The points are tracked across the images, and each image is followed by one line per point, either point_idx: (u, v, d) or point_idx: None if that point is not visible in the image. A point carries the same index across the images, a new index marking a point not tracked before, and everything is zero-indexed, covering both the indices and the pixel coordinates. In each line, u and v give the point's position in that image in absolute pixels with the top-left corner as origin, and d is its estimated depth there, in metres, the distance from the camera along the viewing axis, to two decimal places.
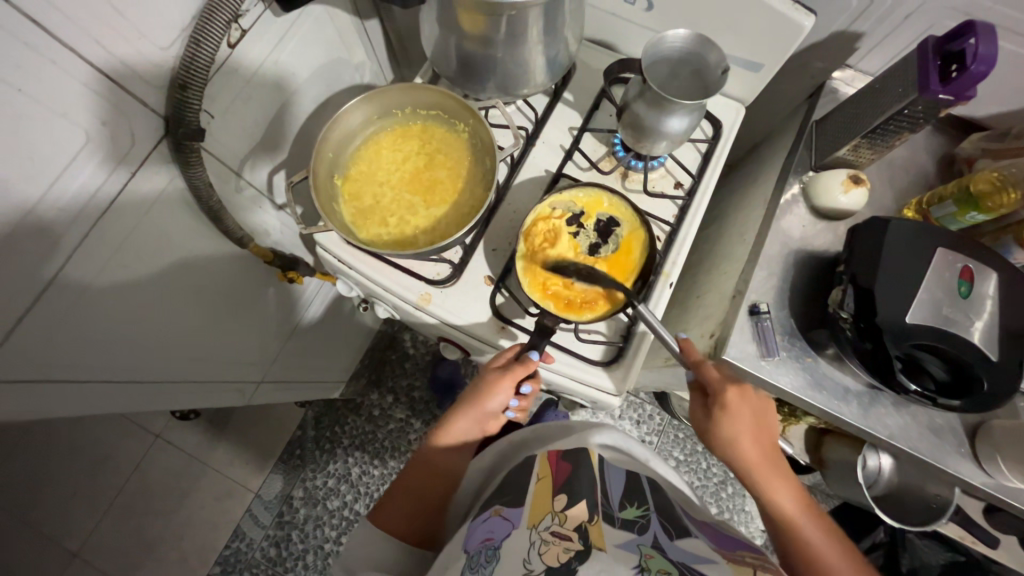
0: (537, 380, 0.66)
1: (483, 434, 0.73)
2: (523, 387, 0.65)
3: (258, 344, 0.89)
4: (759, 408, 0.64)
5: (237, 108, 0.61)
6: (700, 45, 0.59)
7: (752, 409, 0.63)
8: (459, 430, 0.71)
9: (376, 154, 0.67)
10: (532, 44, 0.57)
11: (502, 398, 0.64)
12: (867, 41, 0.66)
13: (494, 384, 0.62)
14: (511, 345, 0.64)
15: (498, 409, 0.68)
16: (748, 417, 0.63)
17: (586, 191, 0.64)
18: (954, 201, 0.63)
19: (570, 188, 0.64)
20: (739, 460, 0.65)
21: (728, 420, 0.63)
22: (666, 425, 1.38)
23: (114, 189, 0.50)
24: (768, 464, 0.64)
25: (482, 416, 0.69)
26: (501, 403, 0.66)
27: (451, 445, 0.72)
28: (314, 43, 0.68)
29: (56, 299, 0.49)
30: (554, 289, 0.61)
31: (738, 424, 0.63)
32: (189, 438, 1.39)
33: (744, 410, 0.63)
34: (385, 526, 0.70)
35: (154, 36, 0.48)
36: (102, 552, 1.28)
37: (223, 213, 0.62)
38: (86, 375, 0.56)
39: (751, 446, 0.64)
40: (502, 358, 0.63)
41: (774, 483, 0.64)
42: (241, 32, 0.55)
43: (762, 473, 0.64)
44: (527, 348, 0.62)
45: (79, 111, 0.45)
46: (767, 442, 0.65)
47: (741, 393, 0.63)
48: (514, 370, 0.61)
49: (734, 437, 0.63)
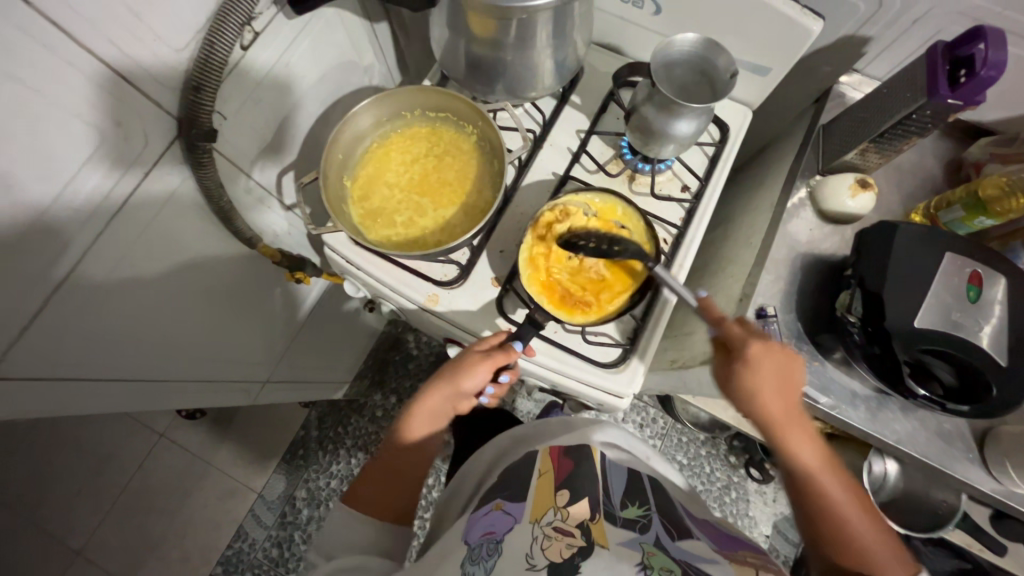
0: (515, 371, 0.65)
1: (455, 415, 0.70)
2: (500, 376, 0.65)
3: (265, 344, 0.90)
4: (784, 361, 0.56)
5: (248, 110, 0.61)
6: (709, 49, 0.59)
7: (777, 363, 0.56)
8: (432, 409, 0.68)
9: (385, 156, 0.68)
10: (542, 48, 0.58)
11: (480, 380, 0.63)
12: (874, 45, 0.67)
13: (473, 366, 0.61)
14: (496, 332, 0.64)
15: (474, 392, 0.66)
16: (771, 371, 0.56)
17: (602, 197, 0.64)
18: (962, 206, 0.63)
19: (588, 191, 0.64)
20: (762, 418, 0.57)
21: (751, 376, 0.55)
22: (669, 428, 1.37)
23: (127, 189, 0.51)
24: (794, 423, 0.57)
25: (457, 397, 0.66)
26: (478, 386, 0.64)
27: (423, 425, 0.68)
28: (325, 45, 0.69)
29: (69, 297, 0.50)
30: (551, 285, 0.62)
31: (762, 380, 0.55)
32: (193, 438, 1.39)
33: (768, 363, 0.55)
34: (360, 505, 0.65)
35: (169, 39, 0.49)
36: (106, 549, 1.29)
37: (233, 213, 0.62)
38: (96, 373, 0.57)
39: (777, 404, 0.56)
40: (487, 341, 0.62)
41: (800, 446, 0.57)
42: (254, 35, 0.55)
43: (786, 432, 0.57)
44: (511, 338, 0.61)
45: (95, 112, 0.45)
46: (794, 400, 0.57)
47: (764, 346, 0.56)
48: (495, 355, 0.60)
49: (757, 393, 0.55)
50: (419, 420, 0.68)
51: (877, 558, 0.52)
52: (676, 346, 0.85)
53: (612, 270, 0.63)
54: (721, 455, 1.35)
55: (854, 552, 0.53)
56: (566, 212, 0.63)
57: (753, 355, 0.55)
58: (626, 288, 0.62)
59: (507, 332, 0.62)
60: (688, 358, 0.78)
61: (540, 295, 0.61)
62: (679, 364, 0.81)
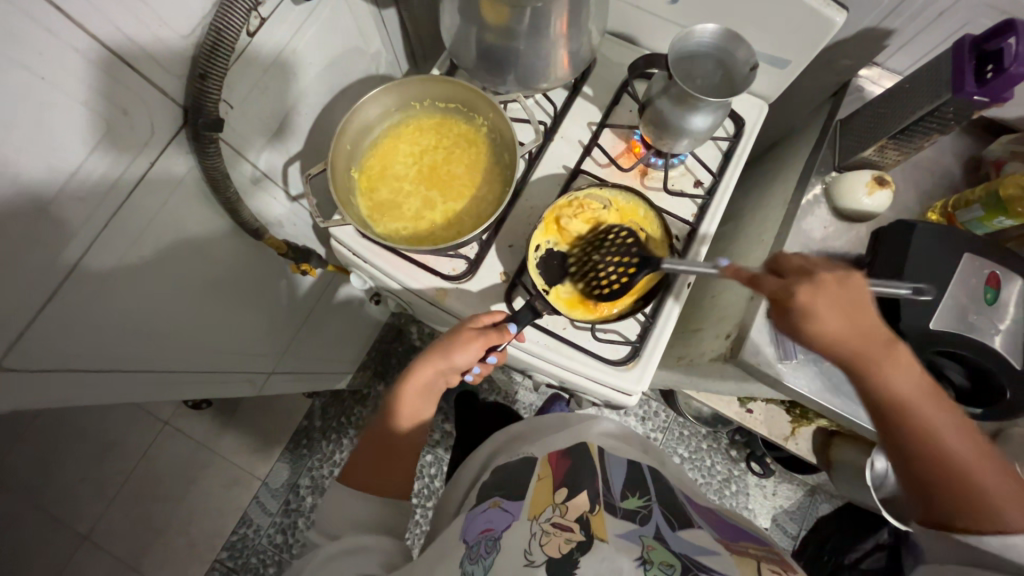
0: (504, 354, 0.64)
1: (444, 386, 0.72)
2: (488, 357, 0.64)
3: (269, 335, 0.89)
4: (847, 291, 0.51)
5: (254, 99, 0.60)
6: (729, 40, 0.57)
7: (842, 295, 0.51)
8: (421, 381, 0.68)
9: (394, 147, 0.66)
10: (556, 37, 0.56)
11: (471, 356, 0.63)
12: (896, 38, 0.65)
13: (466, 342, 0.61)
14: (489, 311, 0.63)
15: (464, 368, 0.66)
16: (837, 307, 0.50)
17: (625, 196, 0.64)
18: (981, 205, 0.62)
19: (613, 187, 0.63)
20: (841, 355, 0.52)
21: (817, 316, 0.51)
22: (671, 421, 1.37)
23: (133, 179, 0.50)
24: (879, 356, 0.51)
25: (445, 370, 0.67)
26: (469, 363, 0.65)
27: (413, 396, 0.69)
28: (332, 31, 0.67)
29: (75, 289, 0.49)
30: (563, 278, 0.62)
31: (830, 319, 0.50)
32: (196, 426, 1.39)
33: (832, 296, 0.51)
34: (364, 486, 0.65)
35: (176, 25, 0.47)
36: (113, 533, 1.31)
37: (239, 204, 0.61)
38: (102, 364, 0.56)
39: (855, 339, 0.51)
40: (480, 320, 0.62)
41: (895, 385, 0.51)
42: (261, 21, 0.54)
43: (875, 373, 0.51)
44: (506, 319, 0.61)
45: (99, 99, 0.44)
46: (874, 330, 0.51)
47: (819, 280, 0.51)
48: (488, 334, 0.60)
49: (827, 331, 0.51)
50: (409, 391, 0.69)
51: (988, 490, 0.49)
52: (683, 342, 0.85)
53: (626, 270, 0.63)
54: (722, 449, 1.36)
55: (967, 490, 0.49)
56: (587, 207, 0.63)
57: (811, 292, 0.51)
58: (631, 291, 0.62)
59: (502, 313, 0.62)
60: (696, 355, 0.78)
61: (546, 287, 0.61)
62: (686, 361, 0.81)
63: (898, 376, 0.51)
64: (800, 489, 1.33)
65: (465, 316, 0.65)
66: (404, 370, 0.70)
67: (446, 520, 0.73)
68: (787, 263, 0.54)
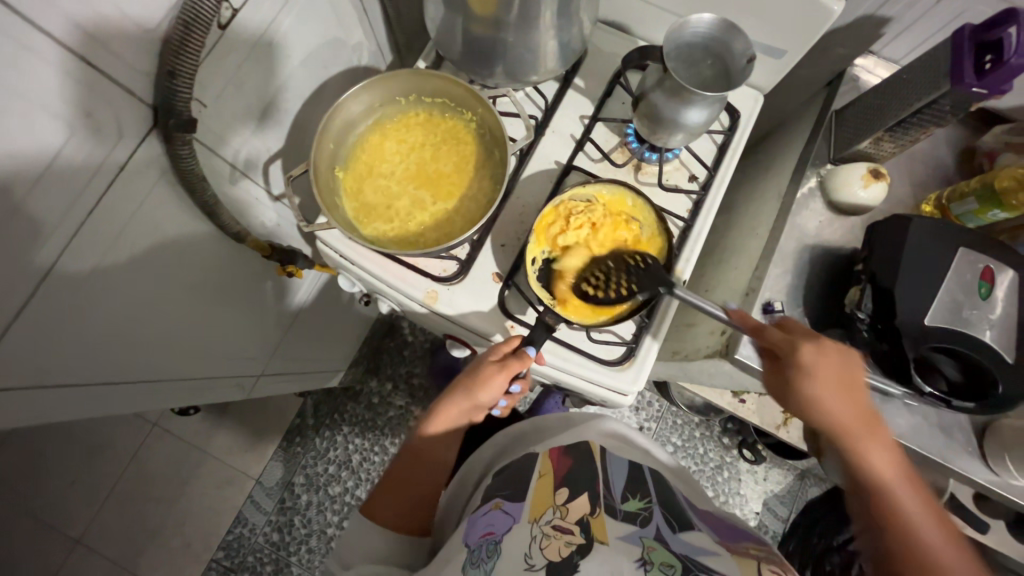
0: (527, 380, 0.65)
1: (469, 423, 0.72)
2: (512, 386, 0.65)
3: (257, 337, 0.87)
4: (842, 363, 0.55)
5: (229, 95, 0.57)
6: (724, 31, 0.55)
7: (837, 366, 0.54)
8: (448, 419, 0.69)
9: (378, 145, 0.64)
10: (546, 28, 0.54)
11: (496, 388, 0.62)
12: (893, 26, 0.64)
13: (490, 375, 0.61)
14: (506, 338, 0.62)
15: (490, 404, 0.67)
16: (833, 372, 0.54)
17: (610, 188, 0.62)
18: (976, 198, 0.61)
19: (594, 182, 0.61)
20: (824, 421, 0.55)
21: (811, 377, 0.54)
22: (665, 411, 1.38)
23: (102, 185, 0.47)
24: (860, 428, 0.55)
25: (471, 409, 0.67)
26: (493, 397, 0.65)
27: (440, 435, 0.70)
28: (310, 22, 0.64)
29: (47, 303, 0.46)
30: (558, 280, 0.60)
31: (820, 382, 0.54)
32: (185, 427, 1.37)
33: (827, 362, 0.54)
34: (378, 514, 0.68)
35: (137, 17, 0.44)
36: (105, 536, 1.29)
37: (219, 207, 0.58)
38: (84, 378, 0.54)
39: (842, 409, 0.54)
40: (500, 350, 0.61)
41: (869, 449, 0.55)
42: (233, 12, 0.51)
43: (855, 438, 0.55)
44: (524, 343, 0.60)
45: (59, 102, 0.41)
46: (862, 406, 0.55)
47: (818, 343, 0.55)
48: (510, 364, 0.59)
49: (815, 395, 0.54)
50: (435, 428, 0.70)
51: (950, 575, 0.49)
52: (678, 338, 0.85)
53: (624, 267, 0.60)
54: (714, 436, 1.37)
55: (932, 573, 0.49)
56: (570, 209, 0.61)
57: (810, 355, 0.54)
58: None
59: (519, 337, 0.61)
60: (691, 350, 0.78)
61: (558, 304, 0.59)
62: (681, 355, 0.81)
63: (879, 456, 0.54)
64: (790, 472, 1.35)
65: (486, 348, 0.65)
66: (431, 408, 0.71)
67: (450, 529, 0.73)
68: (790, 323, 0.58)
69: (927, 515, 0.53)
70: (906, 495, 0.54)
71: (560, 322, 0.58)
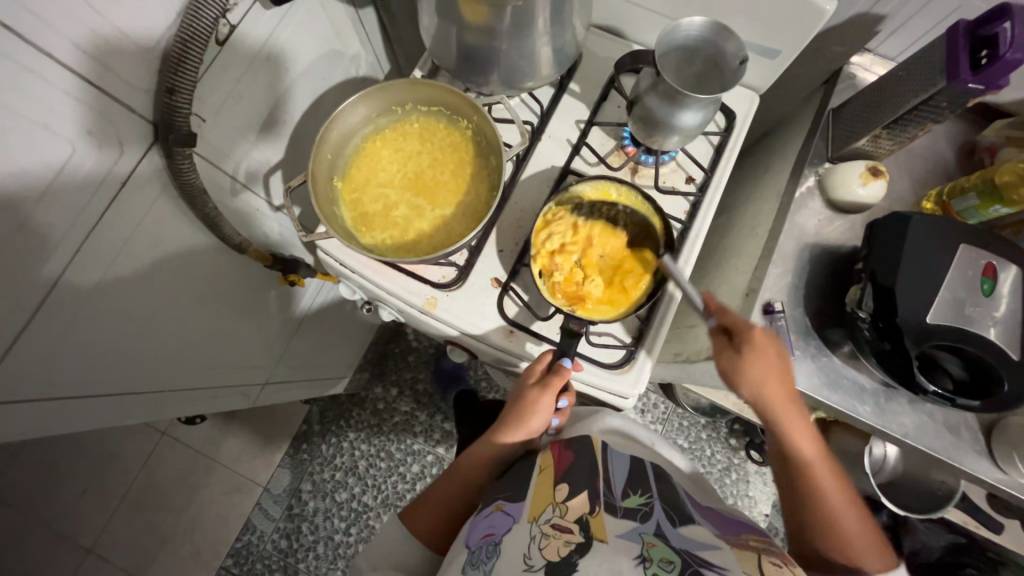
0: (572, 393, 0.66)
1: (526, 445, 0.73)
2: (559, 401, 0.65)
3: (262, 345, 0.88)
4: (777, 351, 0.58)
5: (228, 108, 0.58)
6: (716, 33, 0.56)
7: (777, 355, 0.58)
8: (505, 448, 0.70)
9: (376, 154, 0.65)
10: (539, 36, 0.54)
11: (543, 408, 0.62)
12: (888, 23, 0.64)
13: (535, 396, 0.61)
14: (539, 355, 0.62)
15: (541, 425, 0.67)
16: (773, 361, 0.57)
17: (593, 185, 0.62)
18: (977, 194, 0.61)
19: (579, 183, 0.62)
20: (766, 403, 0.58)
21: (757, 365, 0.56)
22: (671, 413, 1.37)
23: (104, 201, 0.48)
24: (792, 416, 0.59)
25: (528, 437, 0.69)
26: (544, 418, 0.66)
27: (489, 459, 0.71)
28: (307, 35, 0.65)
29: (52, 318, 0.47)
30: (569, 283, 0.61)
31: (765, 371, 0.56)
32: (194, 435, 1.38)
33: (768, 352, 0.57)
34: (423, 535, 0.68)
35: (135, 35, 0.45)
36: (116, 545, 1.31)
37: (220, 219, 0.59)
38: (89, 389, 0.55)
39: (780, 393, 0.58)
40: (536, 368, 0.61)
41: (798, 430, 0.60)
42: (230, 27, 0.52)
43: (789, 422, 0.59)
44: (558, 355, 0.60)
45: (60, 120, 0.42)
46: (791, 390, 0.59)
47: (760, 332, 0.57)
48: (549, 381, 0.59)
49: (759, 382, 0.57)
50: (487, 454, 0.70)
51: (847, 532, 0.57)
52: (679, 340, 0.84)
53: (627, 255, 0.62)
54: (721, 438, 1.36)
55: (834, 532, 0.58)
56: (562, 213, 0.62)
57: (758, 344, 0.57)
58: (648, 268, 0.61)
59: (551, 351, 0.61)
60: (693, 351, 0.77)
61: (577, 308, 0.59)
62: (683, 357, 0.80)
63: (804, 434, 0.60)
64: None
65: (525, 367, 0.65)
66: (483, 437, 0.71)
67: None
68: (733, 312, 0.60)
69: (836, 485, 0.59)
70: (820, 465, 0.60)
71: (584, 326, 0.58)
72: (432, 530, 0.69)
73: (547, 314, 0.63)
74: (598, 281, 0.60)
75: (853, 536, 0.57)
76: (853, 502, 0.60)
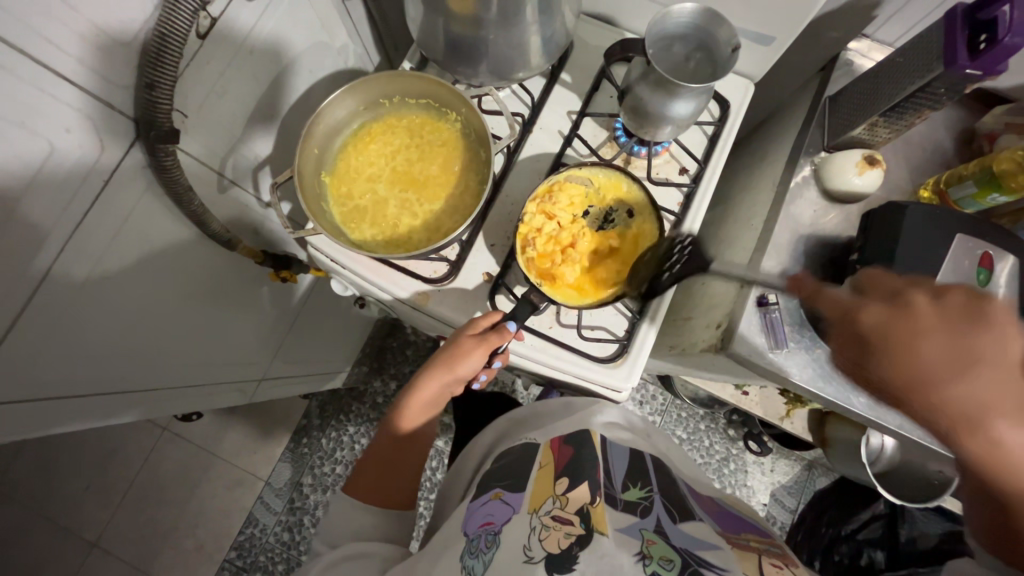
0: (507, 356, 0.64)
1: (450, 397, 0.71)
2: (493, 362, 0.63)
3: (257, 341, 0.88)
4: (953, 333, 0.47)
5: (214, 104, 0.57)
6: (709, 20, 0.54)
7: (933, 337, 0.47)
8: (428, 394, 0.68)
9: (365, 149, 0.64)
10: (528, 25, 0.53)
11: (476, 363, 0.61)
12: (885, 9, 0.62)
13: (469, 350, 0.59)
14: (487, 313, 0.61)
15: (470, 376, 0.65)
16: (943, 346, 0.47)
17: (606, 172, 0.61)
18: (975, 182, 0.60)
19: (591, 165, 0.61)
20: (939, 407, 0.46)
21: (913, 357, 0.47)
22: (669, 404, 1.37)
23: (88, 200, 0.47)
24: (986, 416, 0.45)
25: (452, 381, 0.66)
26: (473, 371, 0.63)
27: (420, 406, 0.69)
28: (293, 27, 0.64)
29: (40, 319, 0.46)
30: (548, 259, 0.60)
31: (920, 357, 0.47)
32: (195, 430, 1.39)
33: (932, 335, 0.47)
34: (372, 498, 0.68)
35: (110, 30, 0.44)
36: (120, 539, 1.32)
37: (208, 216, 0.58)
38: (83, 389, 0.55)
39: (971, 390, 0.45)
40: (480, 325, 0.60)
41: (1002, 435, 0.44)
42: (211, 20, 0.51)
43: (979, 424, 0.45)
44: (504, 318, 0.59)
45: (37, 118, 0.41)
46: (1000, 381, 0.45)
47: (906, 312, 0.49)
48: (490, 338, 0.58)
49: (919, 380, 0.47)
50: (417, 402, 0.68)
51: None
52: (674, 332, 0.84)
53: (614, 253, 0.61)
54: (719, 429, 1.36)
55: None
56: (567, 189, 0.61)
57: (905, 329, 0.48)
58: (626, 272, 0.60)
59: (500, 313, 0.60)
60: (688, 344, 0.77)
61: (545, 286, 0.59)
62: (678, 349, 0.80)
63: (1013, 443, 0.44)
64: (797, 464, 1.33)
65: (464, 321, 0.63)
66: (411, 381, 0.69)
67: (451, 509, 0.74)
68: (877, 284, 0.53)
69: None
70: None
71: (546, 301, 0.58)
72: (380, 491, 0.69)
73: (517, 290, 0.63)
74: (575, 266, 0.60)
75: None
76: None
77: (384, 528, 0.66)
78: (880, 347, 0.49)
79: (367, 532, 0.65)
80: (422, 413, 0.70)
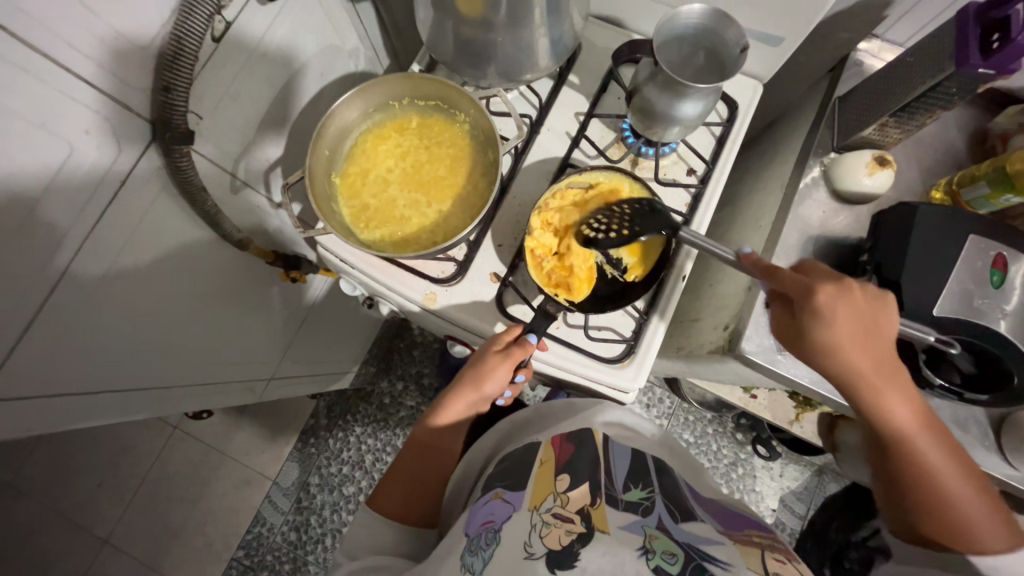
0: (531, 369, 0.65)
1: (477, 413, 0.72)
2: (516, 376, 0.64)
3: (267, 341, 0.89)
4: (874, 312, 0.50)
5: (226, 106, 0.58)
6: (715, 20, 0.54)
7: (864, 315, 0.49)
8: (456, 412, 0.69)
9: (374, 151, 0.65)
10: (536, 26, 0.54)
11: (501, 380, 0.62)
12: (895, 9, 0.62)
13: (494, 367, 0.60)
14: (508, 327, 0.61)
15: (495, 394, 0.66)
16: (858, 324, 0.49)
17: (608, 175, 0.62)
18: (987, 182, 0.59)
19: (591, 170, 0.61)
20: (844, 375, 0.51)
21: (834, 332, 0.49)
22: (676, 408, 1.36)
23: (104, 201, 0.48)
24: (881, 387, 0.51)
25: (478, 399, 0.67)
26: (498, 388, 0.64)
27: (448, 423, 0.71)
28: (304, 31, 0.65)
29: (55, 317, 0.47)
30: (550, 267, 0.61)
31: (845, 335, 0.49)
32: (205, 430, 1.41)
33: (859, 312, 0.49)
34: (391, 512, 0.68)
35: (129, 34, 0.45)
36: (131, 536, 1.34)
37: (220, 217, 0.59)
38: (97, 386, 0.56)
39: (867, 361, 0.50)
40: (502, 340, 0.60)
41: (887, 399, 0.51)
42: (225, 24, 0.52)
43: (874, 390, 0.51)
44: (526, 331, 0.59)
45: (59, 122, 0.43)
46: (889, 358, 0.51)
47: (844, 290, 0.49)
48: (513, 354, 0.58)
49: (841, 351, 0.49)
50: (444, 418, 0.70)
51: (953, 508, 0.52)
52: (682, 333, 0.84)
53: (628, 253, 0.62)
54: (727, 432, 1.35)
55: (936, 509, 0.52)
56: (569, 197, 0.61)
57: (838, 305, 0.49)
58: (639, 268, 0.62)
59: (520, 326, 0.60)
60: (696, 346, 0.77)
61: (573, 299, 0.60)
62: (685, 351, 0.80)
63: (895, 407, 0.51)
64: (808, 469, 1.31)
65: (488, 337, 0.63)
66: (440, 399, 0.71)
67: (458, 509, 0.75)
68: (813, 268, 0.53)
69: (948, 464, 0.52)
70: (924, 444, 0.52)
71: (553, 305, 0.58)
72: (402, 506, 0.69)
73: (533, 300, 0.63)
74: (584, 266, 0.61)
75: (965, 516, 0.52)
76: (970, 482, 0.52)
77: (396, 540, 0.66)
78: (817, 321, 0.49)
79: (384, 545, 0.65)
80: (448, 430, 0.72)
